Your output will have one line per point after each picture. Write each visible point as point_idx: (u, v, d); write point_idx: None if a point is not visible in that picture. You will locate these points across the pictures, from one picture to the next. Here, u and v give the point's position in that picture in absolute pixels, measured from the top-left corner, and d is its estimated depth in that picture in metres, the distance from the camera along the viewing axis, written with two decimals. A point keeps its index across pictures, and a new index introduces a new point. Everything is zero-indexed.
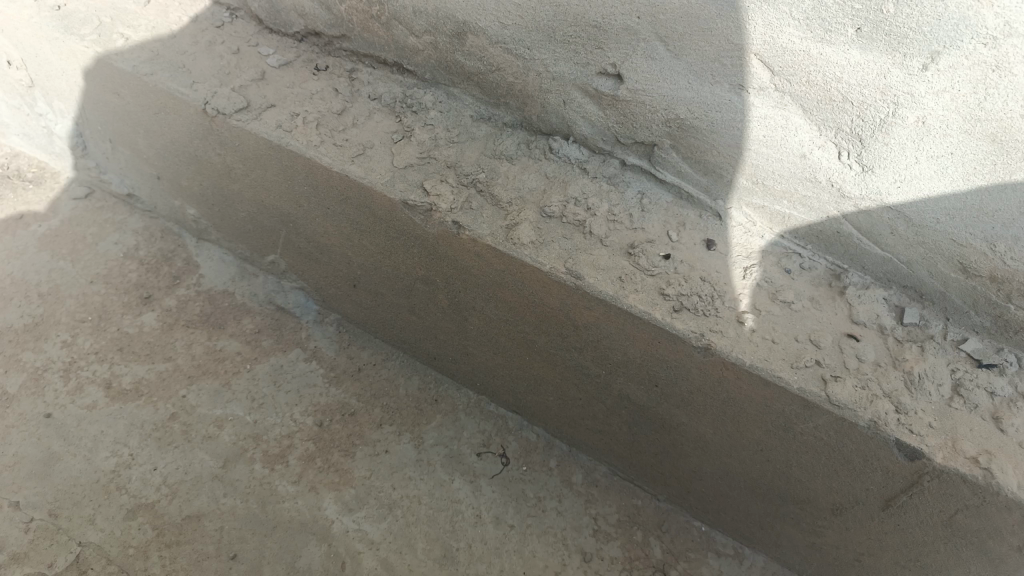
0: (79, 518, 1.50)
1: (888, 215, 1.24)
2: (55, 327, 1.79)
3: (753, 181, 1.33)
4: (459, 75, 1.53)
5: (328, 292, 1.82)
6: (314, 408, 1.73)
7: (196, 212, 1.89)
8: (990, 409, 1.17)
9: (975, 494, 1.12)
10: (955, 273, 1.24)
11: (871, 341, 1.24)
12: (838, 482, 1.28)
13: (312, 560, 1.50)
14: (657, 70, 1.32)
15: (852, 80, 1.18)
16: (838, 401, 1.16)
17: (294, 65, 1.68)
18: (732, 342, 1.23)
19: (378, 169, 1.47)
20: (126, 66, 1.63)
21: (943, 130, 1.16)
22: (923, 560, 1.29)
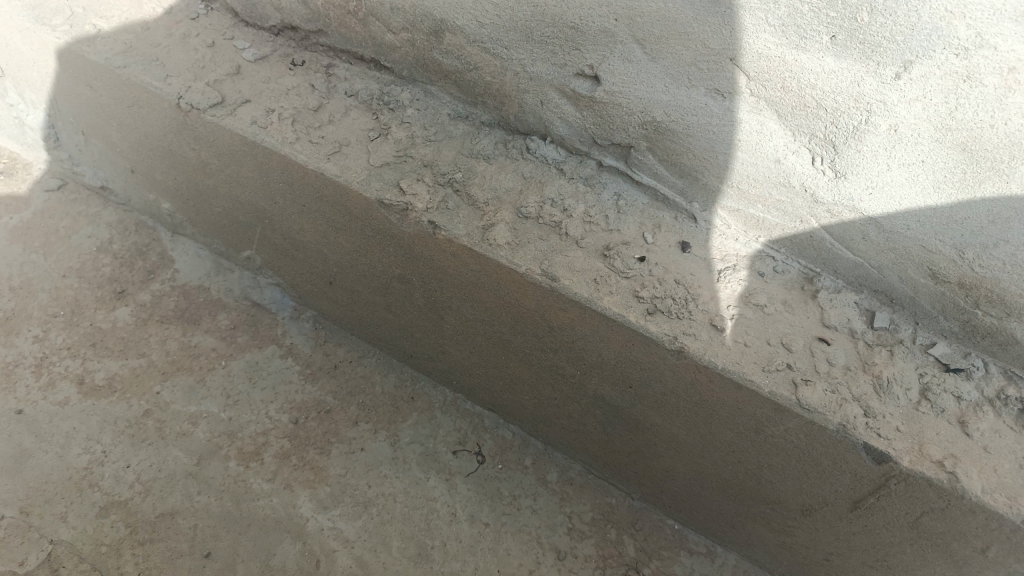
0: (51, 515, 1.49)
1: (860, 220, 1.25)
2: (26, 322, 1.77)
3: (728, 184, 1.34)
4: (436, 73, 1.53)
5: (304, 289, 1.82)
6: (290, 405, 1.72)
7: (171, 206, 1.87)
8: (956, 413, 1.19)
9: (940, 497, 1.13)
10: (926, 279, 1.25)
11: (842, 345, 1.26)
12: (808, 484, 1.29)
13: (286, 558, 1.50)
14: (634, 73, 1.32)
15: (826, 86, 1.19)
16: (808, 405, 1.18)
17: (270, 60, 1.66)
18: (705, 345, 1.24)
19: (354, 167, 1.46)
20: (99, 58, 1.61)
21: (915, 138, 1.17)
22: (889, 560, 1.31)
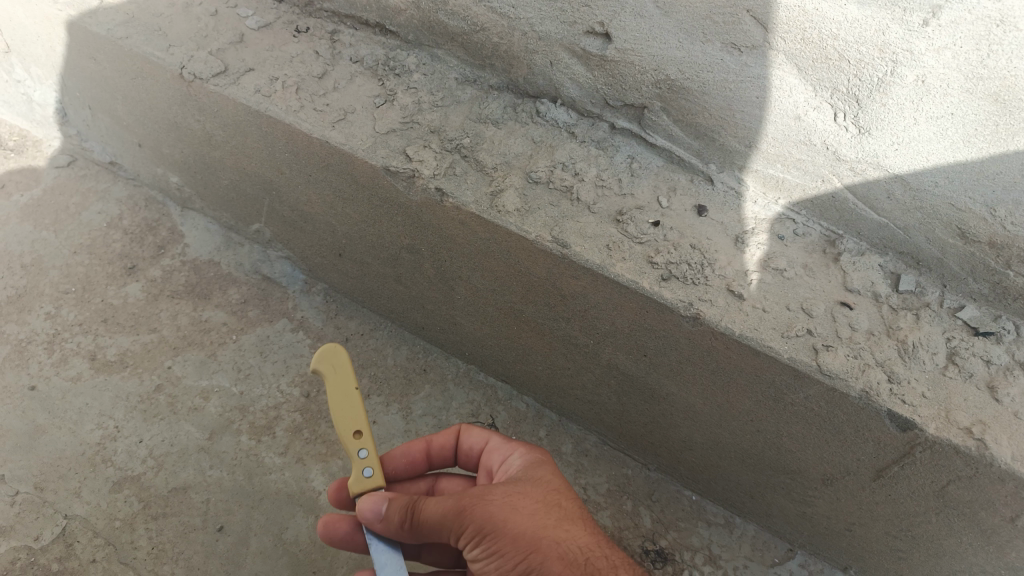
0: (65, 490, 1.49)
1: (884, 178, 1.20)
2: (39, 299, 1.76)
3: (744, 144, 1.29)
4: (443, 35, 1.48)
5: (314, 262, 1.80)
6: (301, 378, 1.71)
7: (179, 180, 1.86)
8: (985, 377, 1.13)
9: (967, 466, 1.09)
10: (954, 239, 1.19)
11: (865, 309, 1.20)
12: (829, 453, 1.26)
13: (299, 532, 1.49)
14: (646, 29, 1.27)
15: (849, 36, 1.13)
16: (829, 370, 1.13)
17: (274, 27, 1.62)
18: (722, 311, 1.19)
19: (359, 135, 1.42)
20: (101, 29, 1.57)
21: (944, 90, 1.11)
22: (914, 529, 1.28)
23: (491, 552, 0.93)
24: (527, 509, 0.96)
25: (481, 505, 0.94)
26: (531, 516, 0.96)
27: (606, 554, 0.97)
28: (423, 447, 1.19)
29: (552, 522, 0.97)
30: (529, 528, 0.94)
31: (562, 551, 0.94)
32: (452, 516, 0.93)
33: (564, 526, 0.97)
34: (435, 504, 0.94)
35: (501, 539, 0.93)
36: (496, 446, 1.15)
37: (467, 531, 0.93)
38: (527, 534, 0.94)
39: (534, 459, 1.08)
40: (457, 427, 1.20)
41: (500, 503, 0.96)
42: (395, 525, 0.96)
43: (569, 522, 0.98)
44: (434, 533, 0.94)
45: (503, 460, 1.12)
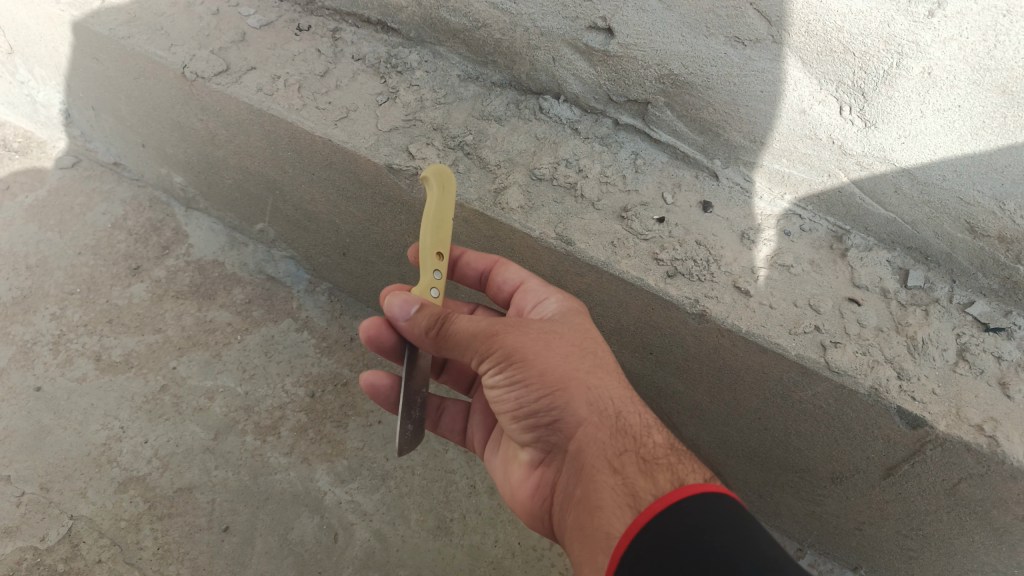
0: (71, 491, 1.48)
1: (892, 172, 1.19)
2: (44, 299, 1.76)
3: (749, 139, 1.28)
4: (445, 32, 1.47)
5: (319, 261, 1.81)
6: (306, 377, 1.70)
7: (183, 180, 1.86)
8: (996, 374, 1.11)
9: (979, 463, 1.07)
10: (962, 233, 1.18)
11: (874, 305, 1.19)
12: (838, 451, 1.24)
13: (304, 532, 1.48)
14: (648, 23, 1.25)
15: (854, 28, 1.11)
16: (837, 367, 1.11)
17: (276, 26, 1.61)
18: (728, 308, 1.18)
19: (362, 133, 1.41)
20: (103, 29, 1.57)
21: (951, 82, 1.08)
22: (925, 528, 1.26)
23: (516, 381, 0.95)
24: (562, 351, 0.97)
25: (515, 334, 0.95)
26: (564, 357, 0.97)
27: (635, 404, 0.97)
28: (455, 255, 1.24)
29: (587, 367, 0.97)
30: (558, 363, 0.95)
31: (589, 398, 0.94)
32: (480, 335, 0.94)
33: (598, 373, 0.97)
34: (468, 320, 0.94)
35: (526, 368, 0.94)
36: (532, 287, 1.17)
37: (495, 352, 0.94)
38: (556, 371, 0.94)
39: (572, 308, 1.10)
40: (495, 260, 1.23)
41: (535, 336, 0.97)
42: (418, 329, 0.96)
43: (605, 372, 0.98)
44: (460, 348, 0.95)
45: (538, 301, 1.14)
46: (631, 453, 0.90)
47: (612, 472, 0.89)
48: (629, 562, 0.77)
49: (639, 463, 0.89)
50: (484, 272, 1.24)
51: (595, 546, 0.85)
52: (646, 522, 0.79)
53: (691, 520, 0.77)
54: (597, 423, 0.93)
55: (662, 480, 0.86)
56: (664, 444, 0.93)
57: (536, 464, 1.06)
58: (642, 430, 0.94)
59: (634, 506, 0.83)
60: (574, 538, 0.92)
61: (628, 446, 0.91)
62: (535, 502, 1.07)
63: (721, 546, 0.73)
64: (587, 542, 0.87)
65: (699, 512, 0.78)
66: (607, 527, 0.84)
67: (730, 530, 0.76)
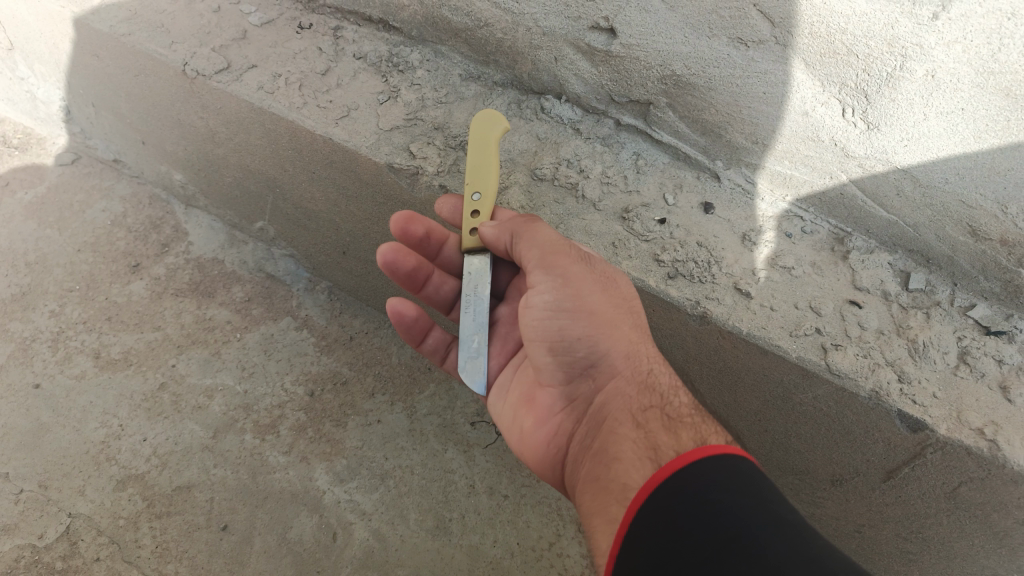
0: (69, 489, 1.48)
1: (894, 173, 1.19)
2: (43, 297, 1.76)
3: (751, 140, 1.29)
4: (446, 31, 1.47)
5: (319, 259, 1.81)
6: (306, 376, 1.70)
7: (183, 177, 1.85)
8: (998, 378, 1.11)
9: (980, 467, 1.06)
10: (965, 236, 1.18)
11: (875, 308, 1.19)
12: (838, 454, 1.25)
13: (303, 531, 1.48)
14: (652, 23, 1.24)
15: (857, 31, 1.09)
16: (838, 370, 1.11)
17: (277, 24, 1.61)
18: (729, 309, 1.18)
19: (363, 132, 1.40)
20: (103, 26, 1.56)
21: (955, 84, 1.07)
22: (925, 532, 1.26)
23: (565, 311, 1.03)
24: (612, 297, 1.05)
25: (575, 263, 1.05)
26: (614, 305, 1.05)
27: (666, 372, 1.04)
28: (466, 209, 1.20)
29: (627, 322, 1.05)
30: (605, 305, 1.04)
31: (626, 351, 1.03)
32: (546, 250, 1.04)
33: (637, 332, 1.05)
34: (543, 235, 1.06)
35: (577, 298, 1.03)
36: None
37: (556, 271, 1.04)
38: (602, 311, 1.03)
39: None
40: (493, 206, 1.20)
41: (591, 274, 1.06)
42: (497, 242, 1.09)
43: (641, 333, 1.06)
44: (522, 259, 1.05)
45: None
46: (657, 409, 0.96)
47: (637, 426, 0.94)
48: (651, 502, 0.79)
49: (664, 419, 0.94)
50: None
51: (611, 494, 0.88)
52: (668, 475, 0.81)
53: (704, 481, 0.77)
54: (628, 378, 1.02)
55: (685, 437, 0.89)
56: (689, 405, 0.98)
57: (554, 415, 1.09)
58: (669, 392, 1.00)
59: (655, 459, 0.86)
60: (588, 487, 0.95)
61: (655, 403, 0.97)
62: (547, 453, 1.09)
63: (736, 503, 0.73)
64: (604, 488, 0.90)
65: (716, 468, 0.79)
66: (626, 479, 0.87)
67: (747, 489, 0.75)
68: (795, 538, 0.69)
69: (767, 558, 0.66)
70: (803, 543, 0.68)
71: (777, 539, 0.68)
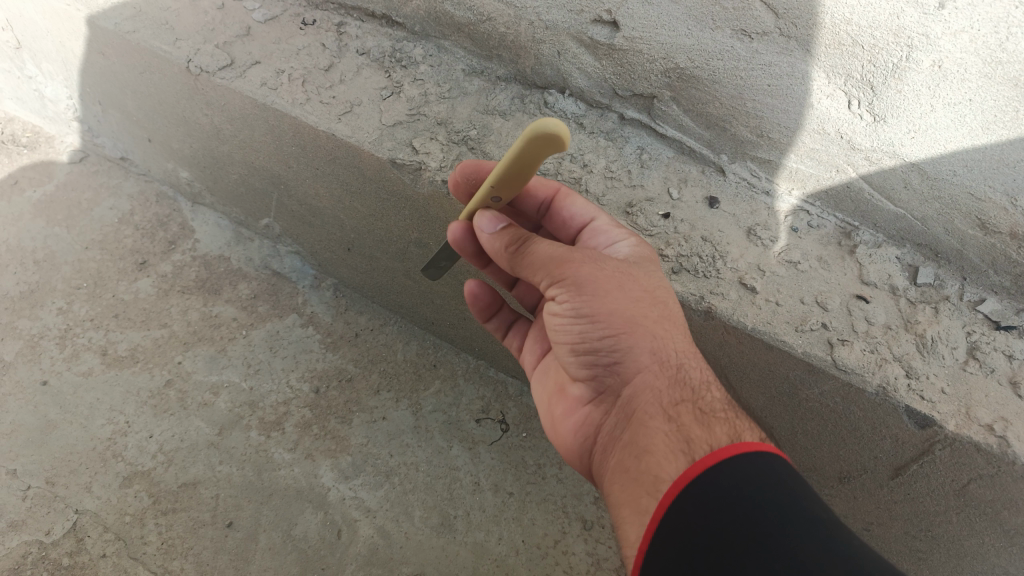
0: (76, 485, 1.49)
1: (901, 166, 1.17)
2: (51, 294, 1.77)
3: (757, 134, 1.27)
4: (449, 26, 1.46)
5: (324, 257, 1.81)
6: (311, 373, 1.70)
7: (189, 175, 1.86)
8: (1007, 373, 1.09)
9: (989, 464, 1.04)
10: (974, 230, 1.16)
11: (882, 302, 1.17)
12: (845, 451, 1.24)
13: (308, 528, 1.47)
14: (655, 16, 1.24)
15: (863, 20, 1.09)
16: (844, 365, 1.10)
17: (281, 20, 1.60)
18: (734, 305, 1.17)
19: (366, 127, 1.39)
20: (108, 24, 1.56)
21: (961, 74, 1.07)
22: (934, 530, 1.25)
23: (581, 316, 0.95)
24: (635, 293, 0.96)
25: (588, 265, 0.95)
26: (635, 299, 0.96)
27: (698, 362, 0.97)
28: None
29: (654, 316, 0.97)
30: (626, 303, 0.95)
31: (653, 346, 0.95)
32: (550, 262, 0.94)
33: (665, 325, 0.97)
34: (545, 244, 0.96)
35: (594, 302, 0.94)
36: (601, 227, 1.12)
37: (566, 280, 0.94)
38: (622, 311, 0.94)
39: (645, 254, 1.06)
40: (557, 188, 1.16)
41: (607, 272, 0.96)
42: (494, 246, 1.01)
43: (671, 324, 0.98)
44: (531, 267, 0.97)
45: (609, 242, 1.10)
46: (689, 405, 0.91)
47: (668, 420, 0.89)
48: (680, 500, 0.77)
49: (696, 414, 0.89)
50: (545, 202, 1.18)
51: (641, 485, 0.85)
52: (698, 471, 0.79)
53: (734, 479, 0.76)
54: (657, 372, 0.94)
55: (719, 432, 0.85)
56: (722, 400, 0.93)
57: (584, 405, 1.06)
58: (701, 385, 0.95)
59: (688, 453, 0.83)
60: (617, 478, 0.92)
61: (686, 397, 0.92)
62: (578, 440, 1.07)
63: (768, 502, 0.71)
64: (633, 480, 0.88)
65: (749, 466, 0.77)
66: (656, 471, 0.84)
67: (780, 488, 0.74)
68: (828, 541, 0.67)
69: (798, 565, 0.65)
70: (836, 547, 0.67)
71: (811, 543, 0.67)
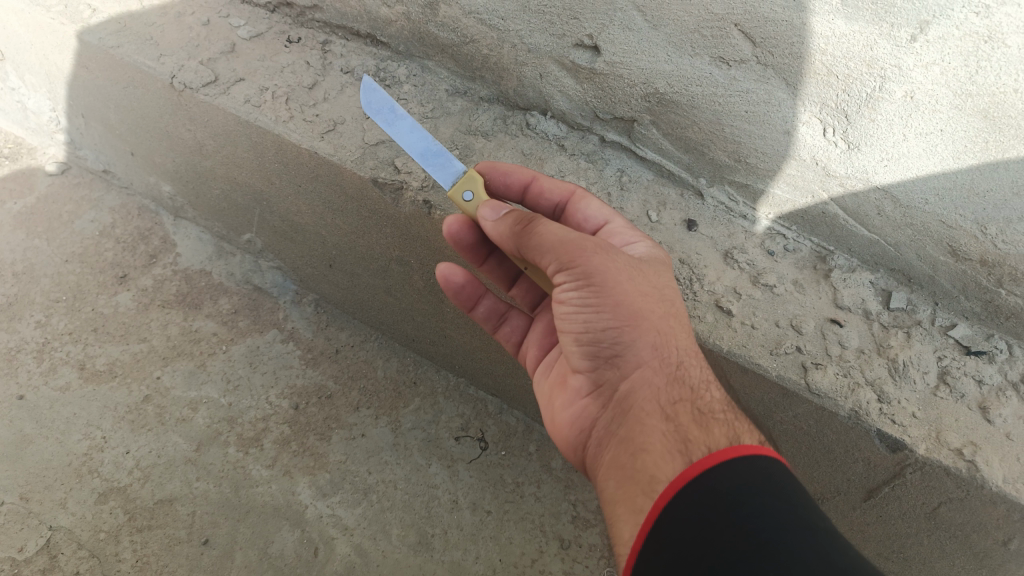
0: (50, 501, 1.47)
1: (874, 193, 1.19)
2: (29, 307, 1.76)
3: (734, 159, 1.29)
4: (433, 47, 1.48)
5: (305, 272, 1.80)
6: (291, 390, 1.70)
7: (172, 189, 1.86)
8: (977, 398, 1.11)
9: (959, 487, 1.06)
10: (945, 256, 1.18)
11: (856, 327, 1.19)
12: (820, 473, 1.25)
13: (284, 545, 1.47)
14: (635, 42, 1.25)
15: (837, 51, 1.10)
16: (817, 389, 1.11)
17: (265, 38, 1.61)
18: (710, 328, 1.18)
19: (348, 146, 1.40)
20: (92, 38, 1.57)
21: (933, 106, 1.08)
22: (906, 552, 1.26)
23: (586, 301, 0.93)
24: (642, 287, 0.95)
25: (600, 257, 0.93)
26: (642, 292, 0.95)
27: (697, 359, 0.96)
28: (528, 180, 1.19)
29: (659, 310, 0.95)
30: (632, 295, 0.93)
31: (655, 341, 0.93)
32: (556, 249, 0.93)
33: (669, 321, 0.96)
34: (554, 227, 0.94)
35: (601, 293, 0.93)
36: (616, 228, 1.13)
37: (575, 268, 0.93)
38: (630, 302, 0.93)
39: (659, 256, 1.06)
40: (573, 191, 1.18)
41: (616, 264, 0.95)
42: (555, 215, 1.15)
43: (673, 318, 0.96)
44: (538, 252, 0.95)
45: (625, 243, 1.10)
46: (688, 403, 0.89)
47: (667, 417, 0.87)
48: (679, 499, 0.75)
49: (694, 413, 0.87)
50: (560, 206, 1.20)
51: (637, 484, 0.83)
52: (698, 473, 0.77)
53: (731, 483, 0.74)
54: (656, 367, 0.92)
55: (718, 432, 0.83)
56: (721, 401, 0.91)
57: (581, 398, 1.03)
58: (700, 384, 0.93)
59: (686, 454, 0.81)
60: (611, 474, 0.90)
61: (685, 395, 0.90)
62: (573, 433, 1.04)
63: (766, 508, 0.69)
64: (629, 477, 0.85)
65: (748, 468, 0.75)
66: (653, 471, 0.82)
67: (780, 494, 0.71)
68: (827, 550, 0.65)
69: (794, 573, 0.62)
70: (830, 554, 0.64)
71: (805, 550, 0.65)
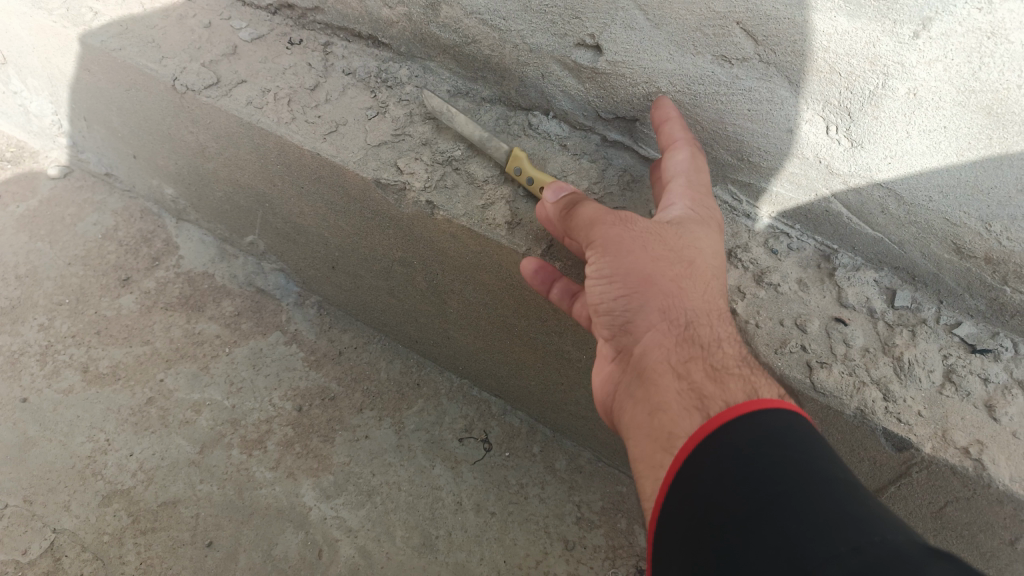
0: (54, 504, 1.47)
1: (878, 192, 1.19)
2: (32, 310, 1.76)
3: (738, 158, 1.29)
4: (435, 48, 1.48)
5: (308, 274, 1.80)
6: (294, 392, 1.70)
7: (174, 191, 1.86)
8: (983, 397, 1.10)
9: (965, 486, 1.05)
10: (950, 255, 1.18)
11: (861, 325, 1.19)
12: None
13: (289, 547, 1.47)
14: (637, 41, 1.24)
15: (839, 49, 1.09)
16: (822, 388, 1.10)
17: (267, 39, 1.61)
18: None
19: (351, 147, 1.40)
20: (94, 41, 1.56)
21: (936, 103, 1.06)
22: None
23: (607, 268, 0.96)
24: (661, 253, 0.97)
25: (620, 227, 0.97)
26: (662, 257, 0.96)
27: (715, 320, 0.95)
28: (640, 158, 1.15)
29: (676, 274, 0.96)
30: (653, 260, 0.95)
31: (672, 303, 0.94)
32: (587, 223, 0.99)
33: (687, 283, 0.96)
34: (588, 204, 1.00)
35: (621, 258, 0.96)
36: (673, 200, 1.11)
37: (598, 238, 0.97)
38: (647, 264, 0.95)
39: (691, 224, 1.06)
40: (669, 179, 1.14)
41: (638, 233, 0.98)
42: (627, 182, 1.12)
43: (692, 282, 0.97)
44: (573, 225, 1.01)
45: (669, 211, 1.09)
46: (702, 360, 0.89)
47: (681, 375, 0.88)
48: (694, 457, 0.75)
49: (708, 370, 0.87)
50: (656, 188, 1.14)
51: (653, 441, 0.84)
52: (714, 428, 0.77)
53: (747, 438, 0.73)
54: (670, 327, 0.93)
55: (733, 387, 0.84)
56: (738, 358, 0.91)
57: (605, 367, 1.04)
58: (714, 343, 0.92)
59: (702, 409, 0.81)
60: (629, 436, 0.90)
61: (698, 353, 0.90)
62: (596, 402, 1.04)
63: (783, 459, 0.69)
64: (644, 435, 0.86)
65: (763, 421, 0.75)
66: (670, 427, 0.83)
67: (795, 444, 0.71)
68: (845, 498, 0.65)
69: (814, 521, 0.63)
70: (846, 502, 0.64)
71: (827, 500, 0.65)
